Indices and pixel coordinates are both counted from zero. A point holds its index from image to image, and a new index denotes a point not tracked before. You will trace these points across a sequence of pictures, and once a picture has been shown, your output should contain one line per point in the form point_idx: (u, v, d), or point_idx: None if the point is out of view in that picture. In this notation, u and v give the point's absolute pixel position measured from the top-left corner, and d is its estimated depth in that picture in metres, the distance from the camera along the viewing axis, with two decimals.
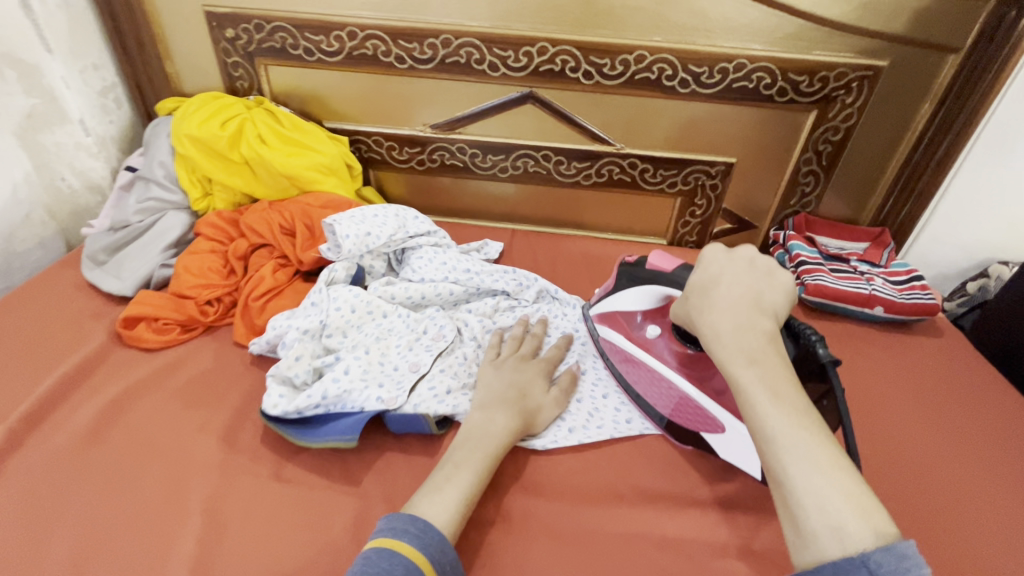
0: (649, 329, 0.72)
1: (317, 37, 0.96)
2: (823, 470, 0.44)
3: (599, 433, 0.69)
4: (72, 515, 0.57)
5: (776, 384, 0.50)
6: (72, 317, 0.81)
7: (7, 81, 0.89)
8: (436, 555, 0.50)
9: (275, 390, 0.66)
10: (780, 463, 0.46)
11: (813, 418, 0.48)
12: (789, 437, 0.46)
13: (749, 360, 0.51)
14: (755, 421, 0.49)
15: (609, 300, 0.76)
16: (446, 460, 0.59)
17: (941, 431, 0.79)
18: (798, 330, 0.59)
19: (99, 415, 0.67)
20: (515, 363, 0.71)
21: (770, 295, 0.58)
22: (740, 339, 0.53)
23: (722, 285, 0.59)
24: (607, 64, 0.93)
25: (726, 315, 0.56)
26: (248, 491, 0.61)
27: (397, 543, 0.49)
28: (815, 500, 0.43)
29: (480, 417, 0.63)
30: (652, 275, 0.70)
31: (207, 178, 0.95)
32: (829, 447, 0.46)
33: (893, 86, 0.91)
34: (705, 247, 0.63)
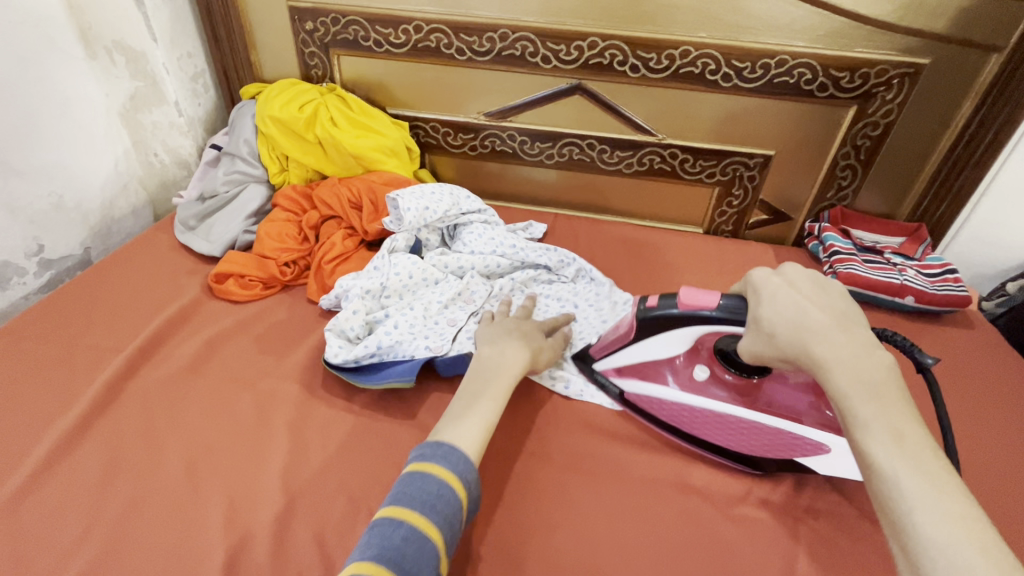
0: (695, 372, 0.70)
1: (386, 30, 1.06)
2: (950, 519, 0.41)
3: (625, 395, 0.78)
4: (181, 429, 0.68)
5: (897, 426, 0.46)
6: (170, 272, 0.93)
7: (118, 65, 1.01)
8: (464, 472, 0.55)
9: (335, 342, 0.75)
10: (905, 509, 0.43)
11: (934, 460, 0.44)
12: (911, 480, 0.43)
13: (869, 398, 0.48)
14: (880, 468, 0.45)
15: (637, 351, 0.70)
16: (465, 391, 0.64)
17: (966, 415, 0.82)
18: (881, 336, 0.62)
19: (198, 352, 0.78)
20: (517, 320, 0.77)
21: (856, 316, 0.54)
22: (847, 373, 0.49)
23: (813, 313, 0.53)
24: (653, 58, 0.98)
25: (821, 345, 0.51)
26: (324, 421, 0.71)
27: (429, 466, 0.55)
28: (941, 549, 0.40)
29: (490, 349, 0.69)
30: (686, 316, 0.63)
31: (284, 156, 1.06)
32: (950, 488, 0.43)
33: (935, 82, 0.94)
34: (753, 269, 0.60)
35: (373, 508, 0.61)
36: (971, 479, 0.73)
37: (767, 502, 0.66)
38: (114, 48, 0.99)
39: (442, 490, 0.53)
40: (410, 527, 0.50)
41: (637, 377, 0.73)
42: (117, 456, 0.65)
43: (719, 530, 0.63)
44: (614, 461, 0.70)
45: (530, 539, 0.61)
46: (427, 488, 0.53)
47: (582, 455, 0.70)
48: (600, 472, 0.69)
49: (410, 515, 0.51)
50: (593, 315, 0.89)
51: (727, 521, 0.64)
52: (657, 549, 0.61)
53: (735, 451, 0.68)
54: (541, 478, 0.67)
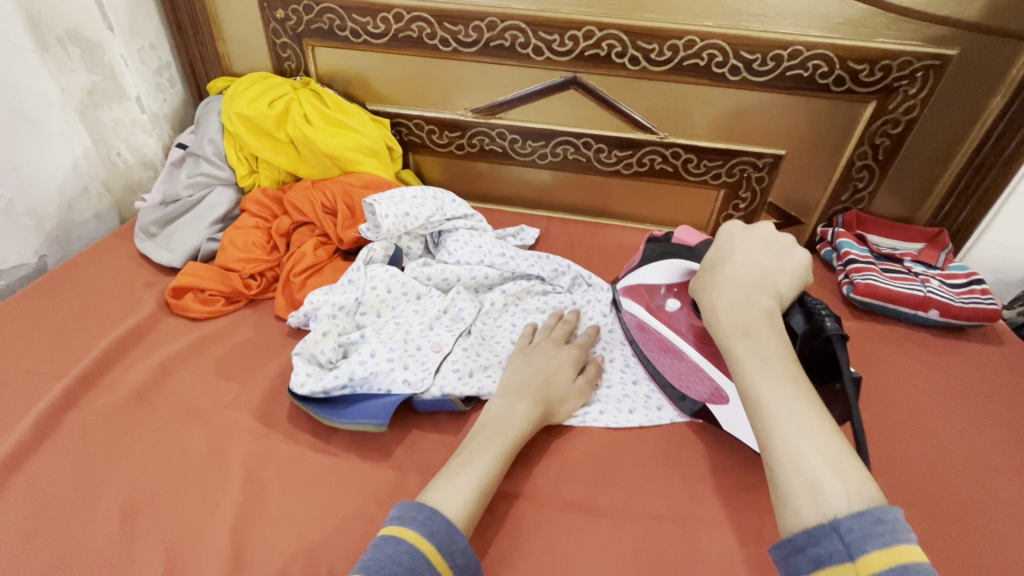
0: (669, 303, 0.75)
1: (363, 19, 0.97)
2: (801, 430, 0.45)
3: (629, 419, 0.70)
4: (122, 470, 0.60)
5: (766, 354, 0.52)
6: (126, 285, 0.85)
7: (72, 57, 0.92)
8: (444, 541, 0.48)
9: (302, 369, 0.67)
10: (766, 426, 0.47)
11: (800, 386, 0.49)
12: (776, 402, 0.48)
13: (743, 333, 0.55)
14: (746, 389, 0.51)
15: (636, 274, 0.80)
16: (464, 446, 0.58)
17: (1000, 442, 0.74)
18: (811, 309, 0.58)
19: (148, 378, 0.70)
20: (537, 357, 0.70)
21: (779, 276, 0.60)
22: (736, 314, 0.57)
23: (730, 265, 0.62)
24: (654, 49, 0.90)
25: (725, 293, 0.60)
26: (287, 459, 0.63)
27: (405, 532, 0.47)
28: (792, 457, 0.44)
29: (500, 404, 0.63)
30: (673, 248, 0.77)
31: (254, 156, 0.97)
32: (813, 410, 0.47)
33: (962, 75, 0.86)
34: (723, 226, 0.67)
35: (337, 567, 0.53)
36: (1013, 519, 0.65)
37: None
38: (67, 38, 0.91)
39: (415, 563, 0.45)
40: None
41: (634, 299, 0.78)
42: (45, 504, 0.57)
43: None
44: (613, 503, 0.62)
45: None
46: (398, 559, 0.45)
47: (580, 496, 0.62)
48: (598, 516, 0.61)
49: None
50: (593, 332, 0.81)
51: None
52: None
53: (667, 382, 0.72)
54: (533, 523, 0.59)
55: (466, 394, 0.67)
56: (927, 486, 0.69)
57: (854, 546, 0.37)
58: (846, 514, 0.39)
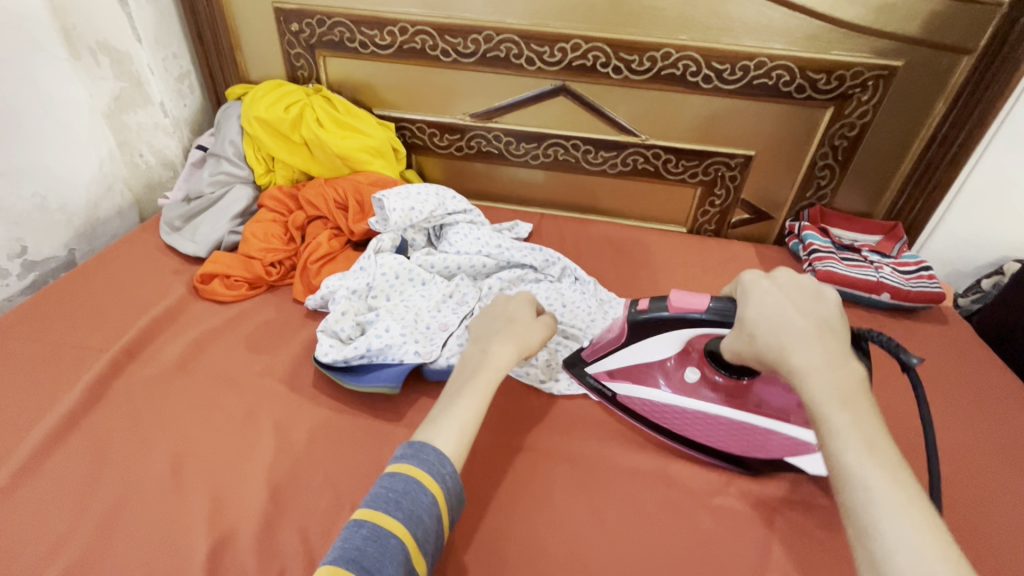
0: (687, 373, 0.72)
1: (371, 31, 1.07)
2: (919, 529, 0.41)
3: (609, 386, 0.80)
4: (166, 428, 0.69)
5: (870, 434, 0.46)
6: (156, 273, 0.93)
7: (102, 65, 1.01)
8: (436, 469, 0.55)
9: (325, 341, 0.75)
10: (874, 517, 0.42)
11: (903, 469, 0.45)
12: (883, 491, 0.43)
13: (843, 405, 0.48)
14: (845, 469, 0.45)
15: (629, 354, 0.71)
16: (446, 396, 0.63)
17: (937, 407, 0.84)
18: (856, 335, 0.59)
19: (183, 352, 0.79)
20: (504, 303, 0.75)
21: (841, 326, 0.54)
22: (829, 379, 0.49)
23: (793, 318, 0.53)
24: (635, 60, 1.00)
25: (806, 349, 0.51)
26: (310, 418, 0.71)
27: (400, 467, 0.55)
28: (908, 556, 0.40)
29: (474, 350, 0.68)
30: (680, 318, 0.64)
31: (270, 157, 1.06)
32: (919, 498, 0.43)
33: (908, 84, 0.96)
34: (749, 271, 0.59)
35: (356, 504, 0.62)
36: (942, 470, 0.75)
37: (745, 493, 0.68)
38: (98, 49, 0.99)
39: (410, 487, 0.53)
40: (374, 526, 0.49)
41: (629, 381, 0.74)
42: (101, 456, 0.65)
43: (698, 520, 0.65)
44: (596, 455, 0.71)
45: (513, 533, 0.62)
46: (394, 487, 0.53)
47: (568, 450, 0.72)
48: (583, 467, 0.70)
49: (375, 516, 0.51)
50: (580, 316, 0.90)
51: (706, 513, 0.65)
52: (637, 539, 0.62)
53: (725, 454, 0.70)
54: (526, 472, 0.68)
55: None
56: None
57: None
58: None
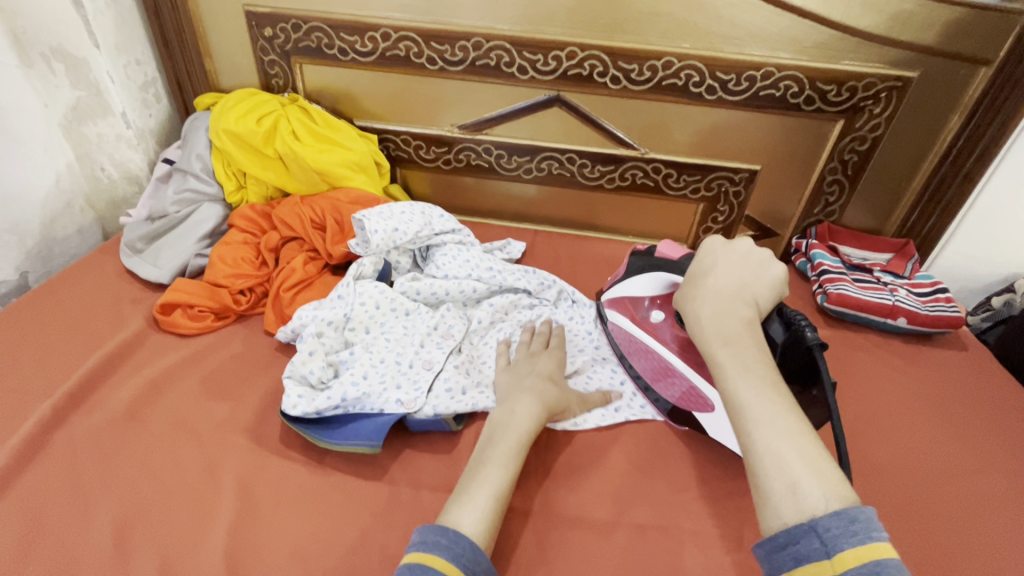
0: (655, 314, 0.75)
1: (351, 37, 0.99)
2: (785, 438, 0.47)
3: (616, 417, 0.74)
4: (114, 490, 0.60)
5: (748, 362, 0.53)
6: (113, 301, 0.85)
7: (57, 73, 0.92)
8: (470, 565, 0.48)
9: (293, 391, 0.67)
10: (749, 433, 0.48)
11: (781, 394, 0.50)
12: (760, 409, 0.49)
13: (724, 342, 0.55)
14: (728, 393, 0.52)
15: (620, 287, 0.80)
16: (473, 461, 0.59)
17: (964, 443, 0.79)
18: (790, 318, 0.59)
19: (139, 395, 0.70)
20: (530, 359, 0.73)
21: (759, 284, 0.61)
22: (719, 323, 0.57)
23: (713, 276, 0.62)
24: (634, 70, 0.94)
25: (707, 301, 0.60)
26: (280, 474, 0.64)
27: (429, 557, 0.47)
28: (774, 460, 0.46)
29: (502, 409, 0.64)
30: (658, 262, 0.76)
31: (242, 172, 0.98)
32: (795, 420, 0.48)
33: (923, 96, 0.91)
34: (706, 239, 0.67)
35: None
36: (972, 517, 0.69)
37: None
38: (51, 54, 0.91)
39: None
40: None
41: (619, 311, 0.79)
42: (32, 526, 0.57)
43: None
44: (598, 508, 0.64)
45: None
46: None
47: (568, 503, 0.64)
48: (587, 524, 0.63)
49: None
50: (580, 346, 0.83)
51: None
52: None
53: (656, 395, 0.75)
54: (523, 533, 0.61)
55: (458, 412, 0.68)
56: (899, 488, 0.72)
57: (832, 544, 0.40)
58: (824, 515, 0.42)
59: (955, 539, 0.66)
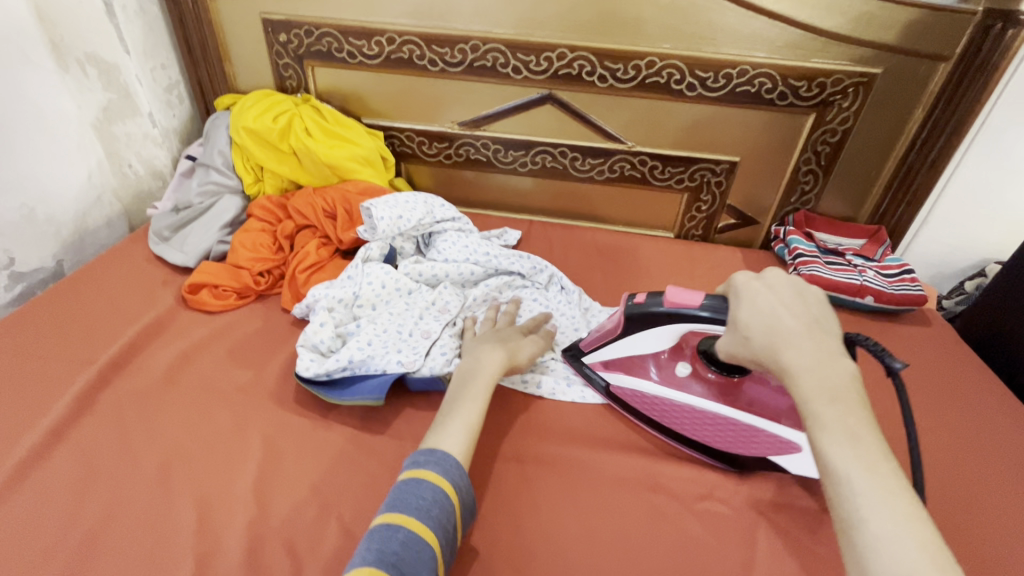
0: (677, 369, 0.74)
1: (359, 41, 1.08)
2: (899, 521, 0.43)
3: (596, 395, 0.80)
4: (152, 441, 0.69)
5: (855, 428, 0.48)
6: (144, 283, 0.93)
7: (91, 77, 1.01)
8: (456, 479, 0.57)
9: (306, 355, 0.75)
10: (864, 517, 0.43)
11: (890, 466, 0.46)
12: (871, 487, 0.44)
13: (829, 399, 0.50)
14: (836, 467, 0.46)
15: (619, 347, 0.74)
16: (444, 411, 0.65)
17: (922, 409, 0.86)
18: (846, 342, 0.62)
19: (171, 363, 0.79)
20: (496, 329, 0.80)
21: (825, 324, 0.56)
22: (822, 377, 0.51)
23: (782, 316, 0.56)
24: (620, 69, 1.01)
25: (804, 350, 0.53)
26: (298, 429, 0.72)
27: (423, 473, 0.57)
28: (894, 551, 0.41)
29: (468, 359, 0.71)
30: (674, 314, 0.66)
31: (259, 166, 1.06)
32: (903, 496, 0.44)
33: (888, 91, 0.98)
34: (734, 273, 0.62)
35: (342, 516, 0.62)
36: (924, 472, 0.76)
37: (730, 497, 0.69)
38: (86, 60, 1.00)
39: (438, 498, 0.55)
40: (408, 532, 0.52)
41: (621, 372, 0.77)
42: (85, 470, 0.65)
43: (682, 525, 0.65)
44: (582, 461, 0.72)
45: (498, 542, 0.62)
46: (423, 495, 0.55)
47: (554, 456, 0.72)
48: (571, 473, 0.70)
49: (407, 520, 0.52)
50: (565, 325, 0.91)
51: (689, 516, 0.66)
52: (624, 544, 0.63)
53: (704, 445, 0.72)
54: (513, 480, 0.69)
55: (452, 374, 0.76)
56: None
57: None
58: None
59: None
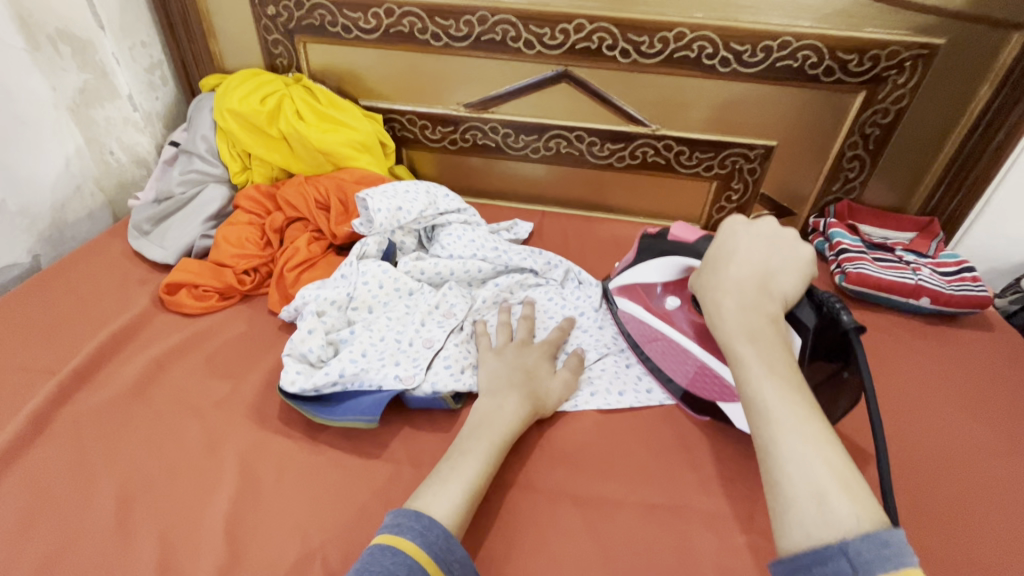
0: (668, 301, 0.73)
1: (355, 14, 0.97)
2: (806, 440, 0.45)
3: (621, 401, 0.71)
4: (116, 466, 0.60)
5: (773, 361, 0.51)
6: (119, 282, 0.85)
7: (63, 56, 0.92)
8: (439, 552, 0.48)
9: (292, 367, 0.66)
10: (768, 433, 0.47)
11: (803, 394, 0.49)
12: (781, 409, 0.47)
13: (748, 337, 0.53)
14: (748, 392, 0.50)
15: (630, 273, 0.77)
16: (453, 449, 0.58)
17: (991, 426, 0.75)
18: (821, 300, 0.57)
19: (143, 373, 0.70)
20: (517, 348, 0.71)
21: (783, 272, 0.58)
22: (743, 317, 0.55)
23: (734, 262, 0.59)
24: (645, 42, 0.91)
25: (732, 293, 0.57)
26: (282, 451, 0.63)
27: (398, 540, 0.48)
28: (796, 466, 0.44)
29: (488, 404, 0.63)
30: (672, 245, 0.71)
31: (247, 153, 0.97)
32: (814, 419, 0.47)
33: (950, 64, 0.86)
34: (724, 221, 0.64)
35: (328, 559, 0.54)
36: (999, 503, 0.66)
37: None
38: (57, 36, 0.90)
39: (413, 574, 0.45)
40: None
41: (629, 300, 0.77)
42: (39, 500, 0.57)
43: (723, 571, 0.56)
44: (605, 491, 0.63)
45: None
46: (396, 569, 0.45)
47: (572, 484, 0.63)
48: (592, 505, 0.61)
49: None
50: (584, 326, 0.81)
51: (732, 559, 0.57)
52: None
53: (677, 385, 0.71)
54: (526, 513, 0.60)
55: (456, 390, 0.67)
56: (919, 470, 0.69)
57: (863, 569, 0.37)
58: (854, 536, 0.38)
59: (979, 526, 0.63)
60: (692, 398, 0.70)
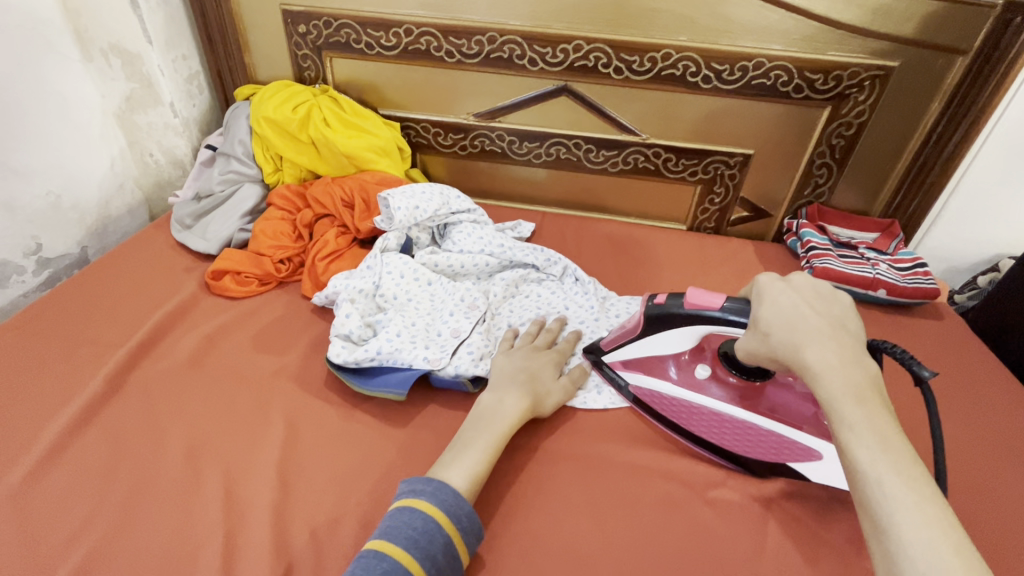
0: (697, 371, 0.75)
1: (377, 33, 1.09)
2: (929, 523, 0.44)
3: (624, 398, 0.80)
4: (181, 422, 0.71)
5: (882, 429, 0.49)
6: (168, 270, 0.96)
7: (114, 67, 1.03)
8: (470, 529, 0.57)
9: (337, 343, 0.77)
10: (893, 511, 0.45)
11: (918, 469, 0.47)
12: (904, 487, 0.45)
13: (857, 403, 0.50)
14: (864, 464, 0.48)
15: (640, 346, 0.74)
16: (457, 439, 0.65)
17: (933, 400, 0.86)
18: (871, 347, 0.62)
19: (197, 347, 0.81)
20: (531, 350, 0.78)
21: (848, 324, 0.57)
22: (847, 380, 0.52)
23: (811, 316, 0.56)
24: (636, 61, 1.02)
25: (826, 350, 0.53)
26: (320, 413, 0.74)
27: (440, 517, 0.56)
28: (930, 549, 0.42)
29: (491, 398, 0.70)
30: (696, 314, 0.66)
31: (278, 156, 1.08)
32: (935, 500, 0.45)
33: (903, 83, 0.98)
34: (762, 274, 0.61)
35: (362, 496, 0.65)
36: (934, 462, 0.77)
37: (742, 485, 0.70)
38: (109, 50, 1.01)
39: (444, 543, 0.55)
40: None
41: (640, 372, 0.77)
42: (118, 447, 0.68)
43: (695, 512, 0.67)
44: (595, 448, 0.74)
45: (513, 524, 0.65)
46: (433, 540, 0.54)
47: (568, 444, 0.74)
48: (585, 459, 0.72)
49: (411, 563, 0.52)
50: (582, 316, 0.91)
51: (702, 503, 0.68)
52: (637, 528, 0.65)
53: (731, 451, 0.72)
54: (529, 465, 0.71)
55: (475, 375, 0.77)
56: None
57: None
58: None
59: None
60: (727, 453, 0.72)
